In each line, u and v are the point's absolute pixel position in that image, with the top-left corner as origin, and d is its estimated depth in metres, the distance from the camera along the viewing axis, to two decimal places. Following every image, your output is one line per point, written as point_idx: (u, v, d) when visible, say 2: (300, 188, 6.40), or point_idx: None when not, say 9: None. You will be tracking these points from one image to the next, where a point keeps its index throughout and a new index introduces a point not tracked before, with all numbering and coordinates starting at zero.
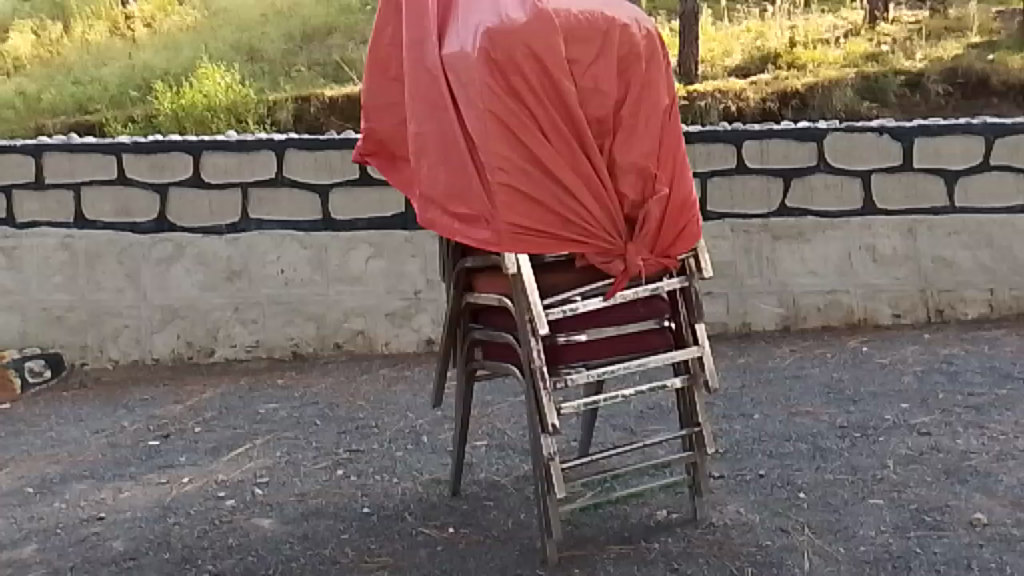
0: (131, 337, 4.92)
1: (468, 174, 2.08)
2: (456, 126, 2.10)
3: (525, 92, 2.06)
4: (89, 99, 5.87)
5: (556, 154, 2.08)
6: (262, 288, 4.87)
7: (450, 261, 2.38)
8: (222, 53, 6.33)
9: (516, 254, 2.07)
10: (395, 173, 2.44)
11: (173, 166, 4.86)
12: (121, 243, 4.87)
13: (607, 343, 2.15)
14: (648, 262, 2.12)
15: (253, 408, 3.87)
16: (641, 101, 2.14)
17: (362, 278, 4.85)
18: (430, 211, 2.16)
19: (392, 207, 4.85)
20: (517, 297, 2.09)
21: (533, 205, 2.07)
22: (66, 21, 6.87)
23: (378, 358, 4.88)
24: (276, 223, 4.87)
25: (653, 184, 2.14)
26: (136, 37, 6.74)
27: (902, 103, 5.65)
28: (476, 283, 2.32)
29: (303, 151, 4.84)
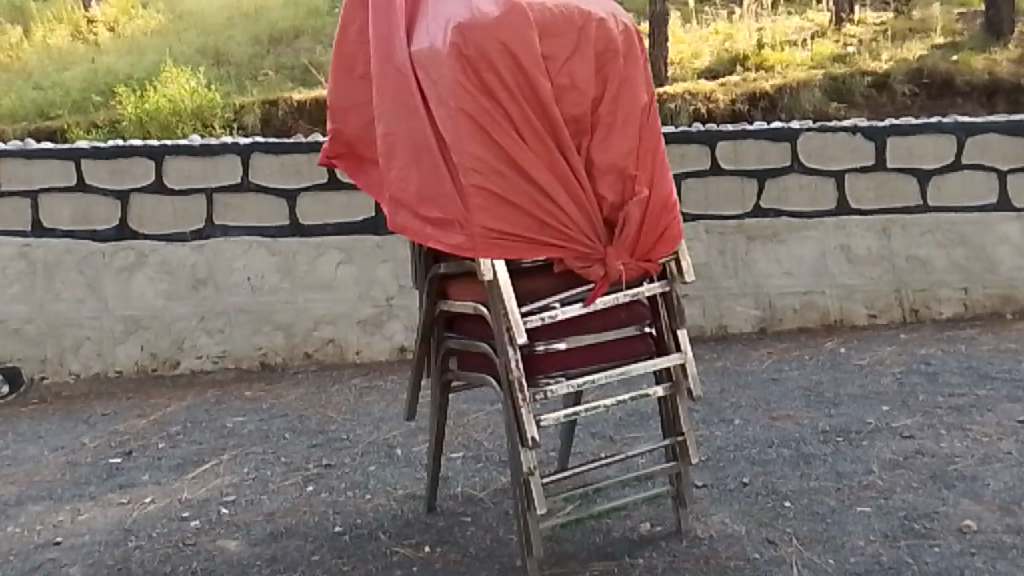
0: (92, 350, 4.75)
1: (440, 175, 1.99)
2: (426, 125, 2.01)
3: (498, 89, 1.98)
4: (49, 104, 5.68)
5: (532, 153, 2.00)
6: (228, 296, 4.73)
7: (421, 268, 2.29)
8: (186, 57, 6.17)
9: (491, 258, 1.98)
10: (364, 176, 2.34)
11: (134, 171, 4.71)
12: (81, 252, 4.71)
13: (587, 352, 2.07)
14: (629, 267, 2.03)
15: (220, 422, 3.73)
16: (619, 98, 2.06)
17: (332, 285, 4.74)
18: (400, 215, 2.06)
19: (362, 212, 4.74)
20: (493, 305, 2.00)
21: (509, 207, 1.99)
22: (25, 25, 6.66)
23: (350, 367, 4.76)
24: (243, 229, 4.74)
25: (632, 185, 2.06)
26: (99, 41, 6.54)
27: (869, 104, 5.66)
28: (450, 290, 2.23)
29: (269, 155, 4.70)
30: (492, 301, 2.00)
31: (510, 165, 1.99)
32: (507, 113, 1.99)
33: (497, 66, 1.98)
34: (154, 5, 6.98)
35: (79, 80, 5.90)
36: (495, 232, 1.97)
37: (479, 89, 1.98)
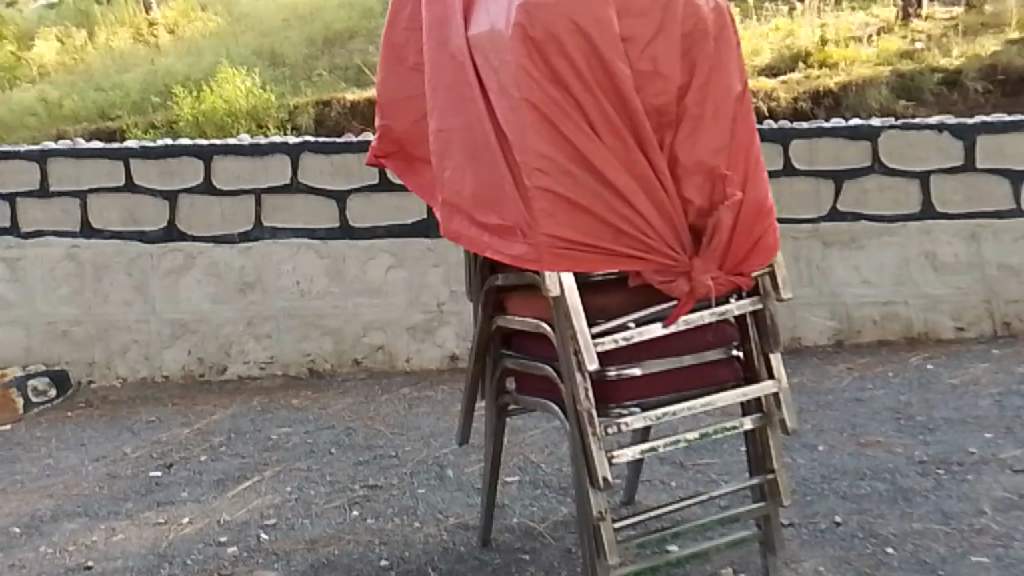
0: (139, 353, 4.66)
1: (501, 175, 1.77)
2: (486, 118, 1.79)
3: (569, 78, 1.76)
4: (107, 106, 5.62)
5: (606, 151, 1.77)
6: (276, 301, 4.59)
7: (475, 277, 2.07)
8: (240, 56, 6.03)
9: (559, 270, 1.75)
10: (416, 178, 2.13)
11: (183, 171, 4.60)
12: (129, 253, 4.62)
13: (666, 378, 1.84)
14: (718, 282, 1.78)
15: (263, 434, 3.57)
16: (709, 86, 1.81)
17: (382, 290, 4.56)
18: (455, 221, 1.85)
19: (413, 214, 4.54)
20: (560, 325, 1.78)
21: (579, 212, 1.76)
22: (90, 28, 6.48)
23: (399, 376, 4.58)
24: (291, 231, 4.58)
25: (722, 186, 1.81)
26: (160, 44, 6.31)
27: (940, 102, 5.27)
28: (509, 303, 2.00)
29: (319, 155, 4.53)
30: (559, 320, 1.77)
31: (582, 164, 1.76)
32: (578, 104, 1.76)
33: (568, 51, 1.75)
34: (213, 7, 6.65)
35: (138, 82, 5.79)
36: (563, 242, 1.74)
37: (547, 77, 1.75)
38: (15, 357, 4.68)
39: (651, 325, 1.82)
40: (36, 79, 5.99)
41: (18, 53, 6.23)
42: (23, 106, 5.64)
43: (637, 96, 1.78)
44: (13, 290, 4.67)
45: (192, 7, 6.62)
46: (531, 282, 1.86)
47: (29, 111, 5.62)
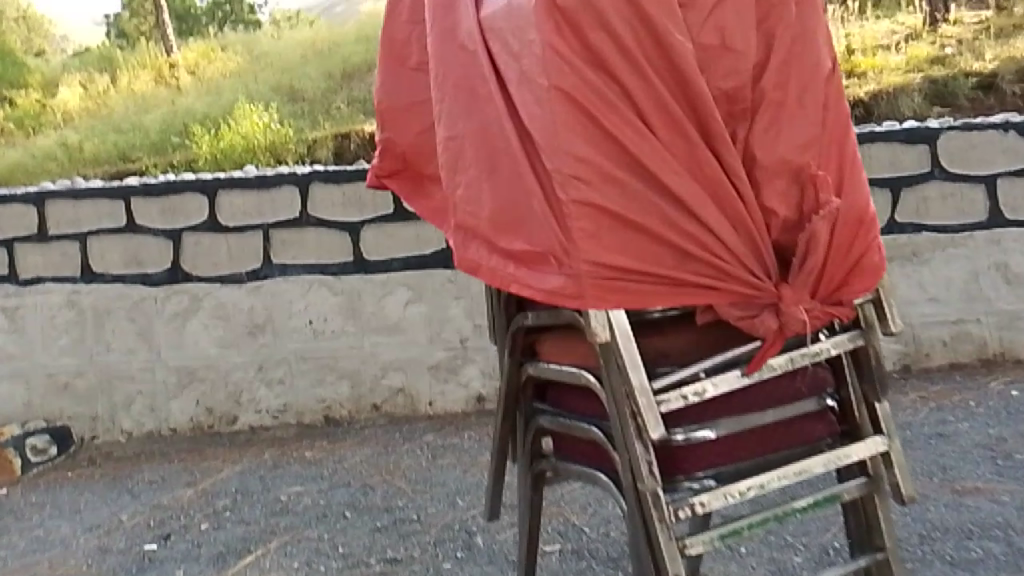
0: (144, 405, 4.35)
1: (529, 186, 1.43)
2: (508, 117, 1.46)
3: (613, 61, 1.43)
4: (124, 146, 5.27)
5: (664, 152, 1.44)
6: (288, 343, 4.26)
7: (500, 317, 1.71)
8: (260, 93, 5.31)
9: (609, 303, 1.41)
10: (424, 199, 1.79)
11: (186, 209, 4.30)
12: (132, 298, 4.32)
13: (750, 439, 1.54)
14: (813, 314, 1.47)
15: (273, 494, 3.23)
16: (792, 64, 1.49)
17: (401, 327, 4.21)
18: (472, 249, 1.52)
19: (432, 244, 4.20)
20: (611, 382, 1.45)
21: (632, 230, 1.43)
22: (113, 72, 5.41)
23: (422, 421, 4.22)
24: (302, 267, 4.25)
25: (814, 192, 1.49)
26: (182, 87, 5.36)
27: (976, 108, 4.74)
28: (543, 348, 1.64)
29: (329, 185, 4.21)
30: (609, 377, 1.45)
31: (633, 169, 1.44)
32: (627, 94, 1.44)
33: (613, 29, 1.43)
34: (232, 44, 5.40)
35: (156, 121, 5.30)
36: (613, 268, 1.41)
37: (587, 61, 1.43)
38: (14, 414, 4.39)
39: (729, 373, 1.50)
40: (60, 125, 5.33)
41: (41, 102, 5.38)
42: (44, 151, 5.29)
43: (704, 80, 1.45)
44: (11, 342, 4.38)
45: (211, 46, 5.42)
46: (569, 322, 1.51)
47: (51, 157, 5.29)
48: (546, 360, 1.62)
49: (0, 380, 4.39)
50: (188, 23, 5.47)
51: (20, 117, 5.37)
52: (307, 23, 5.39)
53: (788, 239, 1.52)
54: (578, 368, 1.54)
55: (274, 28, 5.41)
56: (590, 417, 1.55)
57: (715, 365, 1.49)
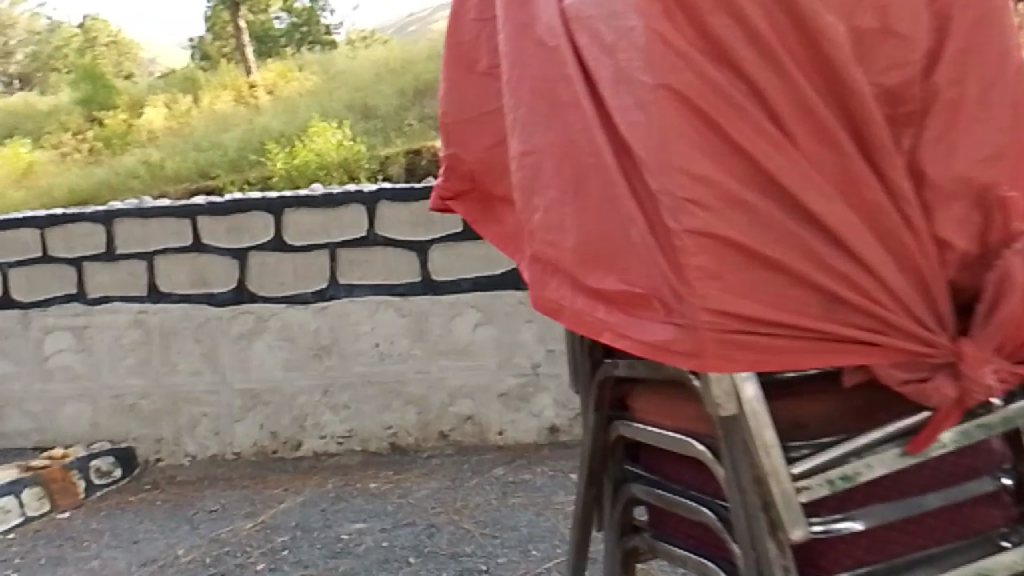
0: (208, 429, 4.23)
1: (630, 211, 1.20)
2: (605, 129, 1.23)
3: (744, 56, 1.21)
4: (204, 163, 5.23)
5: (802, 169, 1.19)
6: (354, 365, 4.07)
7: (584, 364, 1.48)
8: (334, 109, 5.25)
9: (729, 358, 1.16)
10: (496, 225, 1.55)
11: (253, 228, 4.15)
12: (198, 318, 4.21)
13: (906, 527, 1.36)
14: (1001, 375, 1.24)
15: (334, 532, 3.02)
16: (970, 60, 1.28)
17: (470, 351, 3.98)
18: (556, 286, 1.29)
19: (503, 264, 3.95)
20: (729, 457, 1.21)
21: (761, 265, 1.18)
22: (195, 92, 5.46)
23: (491, 451, 3.98)
24: (370, 288, 4.06)
25: (1000, 218, 1.26)
26: (260, 106, 5.35)
27: None
28: (637, 404, 1.39)
29: (396, 203, 3.99)
30: (724, 452, 1.21)
31: (763, 190, 1.20)
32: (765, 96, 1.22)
33: (742, 15, 1.21)
34: (311, 64, 5.43)
35: (235, 138, 5.27)
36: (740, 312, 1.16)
37: (708, 58, 1.20)
38: (82, 434, 4.35)
39: (883, 452, 1.29)
40: (145, 142, 5.34)
41: (128, 121, 5.41)
42: (127, 169, 5.27)
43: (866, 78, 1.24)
44: (80, 361, 4.34)
45: (290, 66, 5.45)
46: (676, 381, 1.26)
47: (132, 175, 5.26)
48: (641, 419, 1.38)
49: (69, 400, 4.36)
50: (268, 45, 5.54)
51: (108, 137, 5.41)
52: (383, 44, 5.46)
53: (969, 279, 1.30)
54: (683, 435, 1.29)
55: (350, 48, 5.47)
56: (697, 494, 1.30)
57: (866, 444, 1.29)
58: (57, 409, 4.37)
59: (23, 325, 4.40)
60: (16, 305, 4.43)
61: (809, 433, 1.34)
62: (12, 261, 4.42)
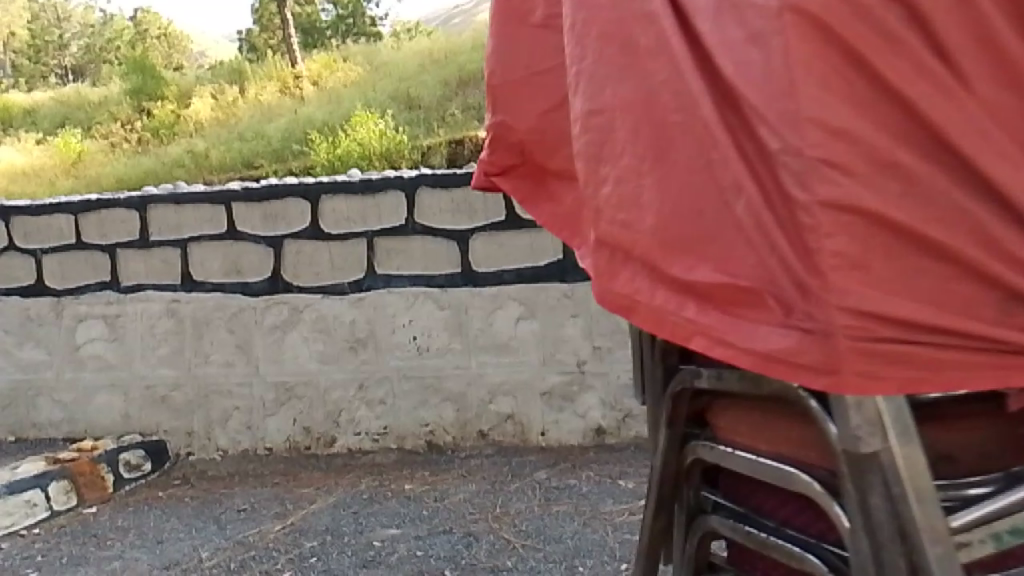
0: (240, 422, 4.07)
1: (736, 178, 0.98)
2: (705, 77, 1.02)
3: None
4: (248, 153, 5.11)
5: (965, 118, 0.96)
6: (390, 360, 3.87)
7: (657, 373, 1.25)
8: (376, 100, 5.12)
9: (874, 369, 0.94)
10: (552, 206, 1.34)
11: (288, 215, 3.98)
12: (231, 307, 4.06)
13: None
14: None
15: (365, 538, 2.84)
16: None
17: (511, 347, 3.74)
18: (635, 275, 1.09)
19: (548, 255, 3.70)
20: (853, 491, 0.98)
21: (906, 243, 0.96)
22: (242, 83, 5.44)
23: (533, 453, 3.71)
24: (408, 279, 3.86)
25: None
26: (304, 97, 5.30)
27: None
28: (723, 420, 1.17)
29: (437, 189, 3.79)
30: (848, 485, 0.98)
31: (915, 149, 0.96)
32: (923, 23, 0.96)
33: None
34: (355, 56, 5.42)
35: (279, 129, 5.17)
36: (883, 306, 0.94)
37: None
38: (114, 425, 4.24)
39: None
40: (191, 132, 5.28)
41: (175, 112, 5.38)
42: (172, 159, 5.21)
43: None
44: (111, 351, 4.24)
45: (334, 58, 5.44)
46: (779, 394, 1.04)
47: (177, 165, 5.17)
48: (730, 441, 1.16)
49: (101, 390, 4.25)
50: (313, 37, 5.66)
51: (156, 128, 5.36)
52: (426, 36, 5.45)
53: None
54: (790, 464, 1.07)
55: (394, 42, 5.46)
56: (800, 534, 1.07)
57: None
58: (89, 399, 4.27)
59: (56, 314, 4.31)
60: (50, 293, 4.34)
61: (958, 470, 1.08)
62: (47, 247, 4.33)
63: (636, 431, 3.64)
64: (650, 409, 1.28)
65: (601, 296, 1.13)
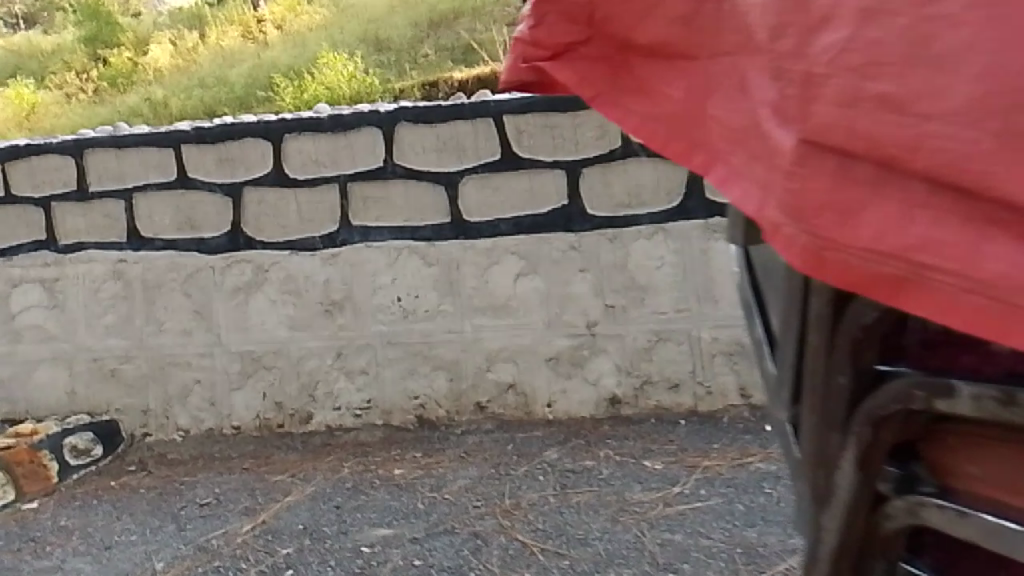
0: (203, 398, 3.56)
1: None
2: None
3: None
4: (211, 100, 5.22)
5: None
6: (371, 324, 3.36)
7: (835, 383, 0.85)
8: (344, 42, 5.50)
9: None
10: (645, 102, 0.95)
11: (247, 159, 3.44)
12: (186, 267, 3.54)
13: None
14: None
15: (351, 542, 2.42)
16: None
17: (510, 308, 3.24)
18: (943, 208, 0.67)
19: (550, 201, 3.20)
20: None
21: None
22: (201, 29, 6.16)
23: (539, 428, 3.19)
24: (389, 231, 3.35)
25: None
26: (268, 41, 5.79)
27: None
28: (970, 457, 0.77)
29: (419, 125, 3.27)
30: None
31: None
32: None
33: None
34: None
35: (244, 72, 5.48)
36: None
37: None
38: (58, 405, 3.72)
39: None
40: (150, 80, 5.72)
41: (132, 61, 5.89)
42: (132, 109, 5.38)
43: None
44: (52, 320, 3.70)
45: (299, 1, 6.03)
46: None
47: (138, 114, 5.34)
48: (993, 506, 0.75)
49: (42, 364, 3.72)
50: None
51: (113, 76, 5.85)
52: None
53: None
54: None
55: None
56: None
57: None
58: (29, 375, 3.74)
59: None
60: None
61: None
62: None
63: (656, 401, 3.14)
64: (815, 438, 0.90)
65: (811, 233, 0.74)
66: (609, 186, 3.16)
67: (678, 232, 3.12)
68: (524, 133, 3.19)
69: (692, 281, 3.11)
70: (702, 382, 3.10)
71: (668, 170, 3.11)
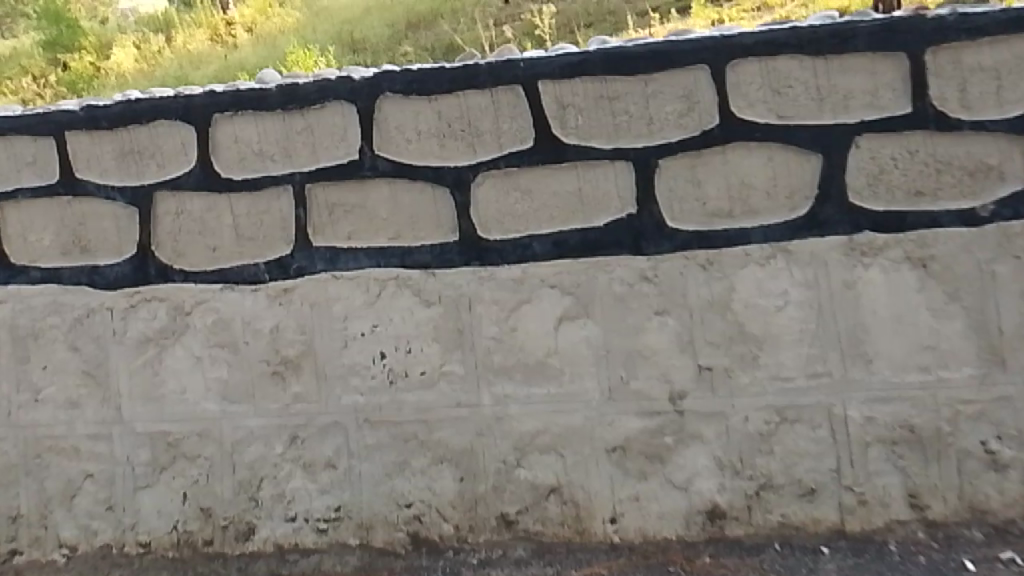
0: (97, 501, 2.43)
1: None
2: None
3: None
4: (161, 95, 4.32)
5: None
6: (341, 395, 2.26)
7: None
8: (318, 38, 4.90)
9: None
10: None
11: (159, 150, 2.34)
12: (72, 311, 2.41)
13: None
14: None
15: None
16: None
17: (552, 370, 2.16)
18: None
19: (609, 210, 2.13)
20: None
21: None
22: (168, 33, 5.58)
23: (602, 557, 2.11)
24: (364, 256, 2.24)
25: None
26: (238, 45, 5.21)
27: None
28: None
29: (411, 98, 2.19)
30: None
31: None
32: None
33: None
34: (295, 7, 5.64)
35: (207, 74, 4.68)
36: None
37: None
38: None
39: None
40: (108, 87, 4.82)
41: (95, 64, 5.20)
42: None
43: None
44: None
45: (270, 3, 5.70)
46: None
47: None
48: None
49: None
50: None
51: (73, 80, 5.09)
52: None
53: None
54: None
55: None
56: None
57: None
58: None
59: None
60: None
61: None
62: None
63: (782, 516, 2.07)
64: None
65: None
66: (699, 185, 2.09)
67: (806, 254, 2.06)
68: (570, 107, 2.12)
69: (829, 328, 2.05)
70: (852, 487, 2.04)
71: (790, 160, 2.06)
